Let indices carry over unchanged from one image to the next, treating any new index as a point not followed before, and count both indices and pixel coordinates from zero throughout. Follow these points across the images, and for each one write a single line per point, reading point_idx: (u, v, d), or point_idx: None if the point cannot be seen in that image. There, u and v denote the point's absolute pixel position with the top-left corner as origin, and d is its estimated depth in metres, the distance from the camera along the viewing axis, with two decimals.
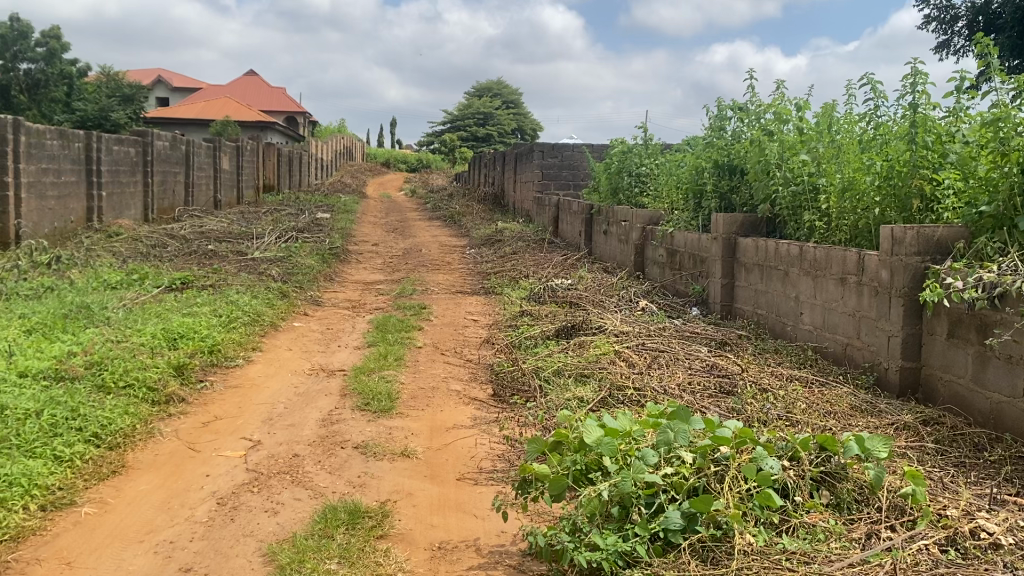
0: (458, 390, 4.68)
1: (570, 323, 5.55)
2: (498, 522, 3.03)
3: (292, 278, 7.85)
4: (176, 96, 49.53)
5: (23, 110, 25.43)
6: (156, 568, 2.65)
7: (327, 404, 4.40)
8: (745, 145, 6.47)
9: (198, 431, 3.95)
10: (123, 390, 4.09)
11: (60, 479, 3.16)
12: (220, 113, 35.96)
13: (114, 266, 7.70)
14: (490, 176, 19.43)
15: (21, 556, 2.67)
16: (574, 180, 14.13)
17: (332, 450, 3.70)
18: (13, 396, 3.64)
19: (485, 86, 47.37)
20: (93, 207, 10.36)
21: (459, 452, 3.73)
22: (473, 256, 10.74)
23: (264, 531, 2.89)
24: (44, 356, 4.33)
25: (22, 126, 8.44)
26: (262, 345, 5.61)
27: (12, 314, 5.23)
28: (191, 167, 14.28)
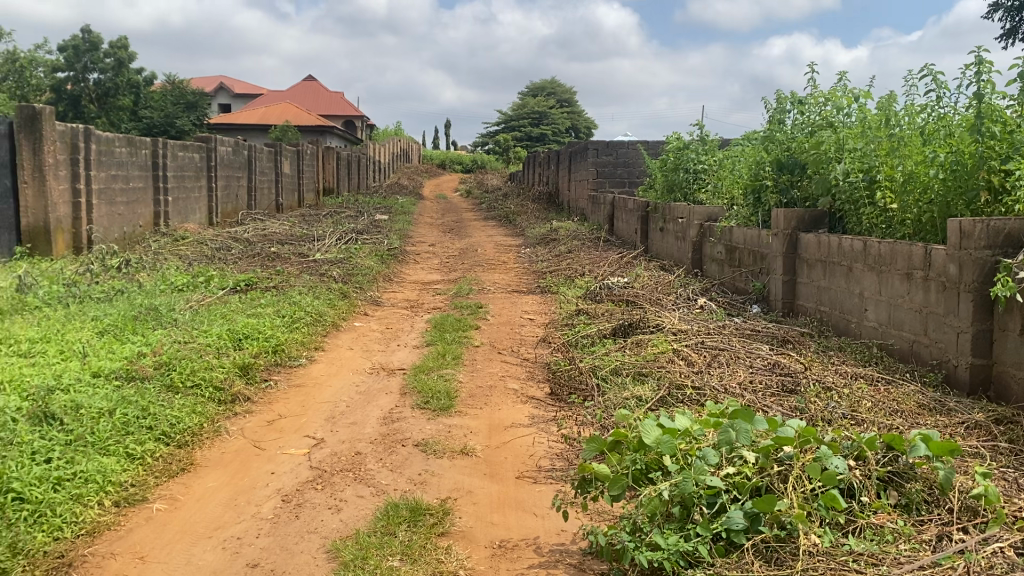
0: (516, 388, 4.69)
1: (628, 321, 5.51)
2: (558, 520, 3.03)
3: (352, 279, 7.96)
4: (237, 102, 50.62)
5: (93, 119, 26.34)
6: (224, 563, 2.71)
7: (387, 402, 4.46)
8: (804, 140, 6.35)
9: (263, 430, 4.03)
10: (190, 390, 4.20)
11: (132, 475, 3.26)
12: (280, 118, 36.67)
13: (180, 269, 7.91)
14: (545, 175, 19.40)
15: (97, 550, 2.76)
16: (629, 178, 14.03)
17: (392, 448, 3.75)
18: (88, 395, 3.76)
19: (539, 85, 47.34)
20: (159, 212, 10.66)
21: (518, 450, 3.74)
22: (528, 255, 10.74)
23: (328, 528, 2.94)
24: (115, 356, 4.47)
25: (92, 135, 8.72)
26: (324, 345, 5.71)
27: (85, 316, 5.41)
28: (253, 172, 14.58)
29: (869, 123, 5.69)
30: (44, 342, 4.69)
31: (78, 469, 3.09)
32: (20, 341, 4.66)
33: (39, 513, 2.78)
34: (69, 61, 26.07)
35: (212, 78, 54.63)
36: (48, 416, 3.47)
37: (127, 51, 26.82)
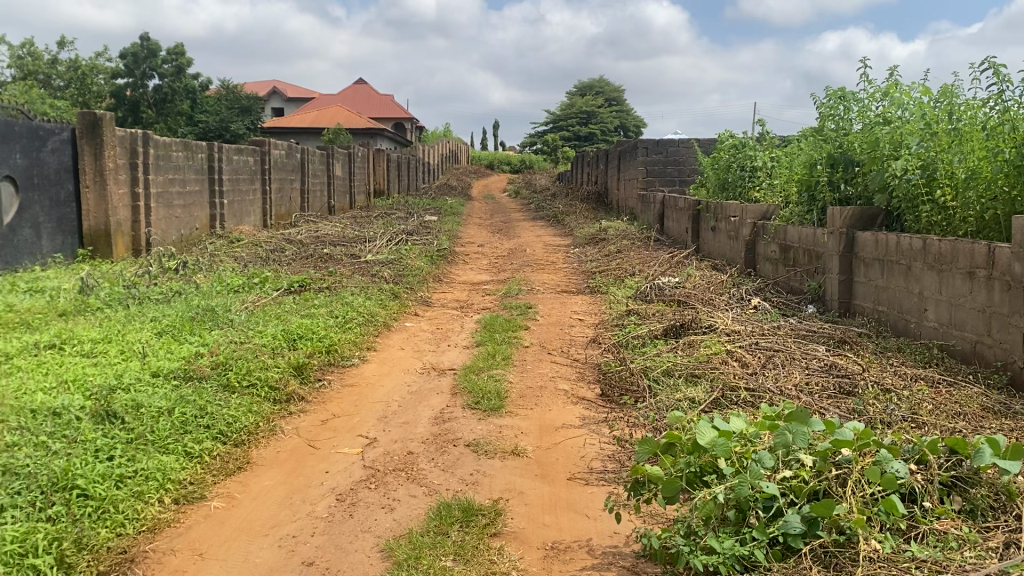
0: (566, 389, 4.68)
1: (679, 322, 5.46)
2: (610, 522, 3.01)
3: (403, 280, 8.02)
4: (289, 105, 51.37)
5: (151, 125, 26.97)
6: (280, 562, 2.75)
7: (438, 402, 4.48)
8: (859, 136, 6.23)
9: (317, 429, 4.08)
10: (246, 389, 4.26)
11: (191, 473, 3.32)
12: (332, 121, 37.12)
13: (236, 270, 8.06)
14: (594, 175, 19.33)
15: (158, 547, 2.82)
16: (679, 176, 13.91)
17: (444, 448, 3.76)
18: (148, 394, 3.85)
19: (587, 84, 47.19)
20: (215, 214, 10.87)
21: (569, 452, 3.72)
22: (577, 255, 10.70)
23: (381, 527, 2.97)
24: (174, 356, 4.57)
25: (151, 140, 8.93)
26: (376, 345, 5.76)
27: (145, 317, 5.54)
28: (306, 175, 14.80)
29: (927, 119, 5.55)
30: (106, 342, 4.82)
31: (139, 467, 3.16)
32: (83, 342, 4.79)
33: (103, 509, 2.84)
34: (129, 68, 26.70)
35: (265, 83, 55.54)
36: (110, 415, 3.56)
37: (184, 57, 27.37)
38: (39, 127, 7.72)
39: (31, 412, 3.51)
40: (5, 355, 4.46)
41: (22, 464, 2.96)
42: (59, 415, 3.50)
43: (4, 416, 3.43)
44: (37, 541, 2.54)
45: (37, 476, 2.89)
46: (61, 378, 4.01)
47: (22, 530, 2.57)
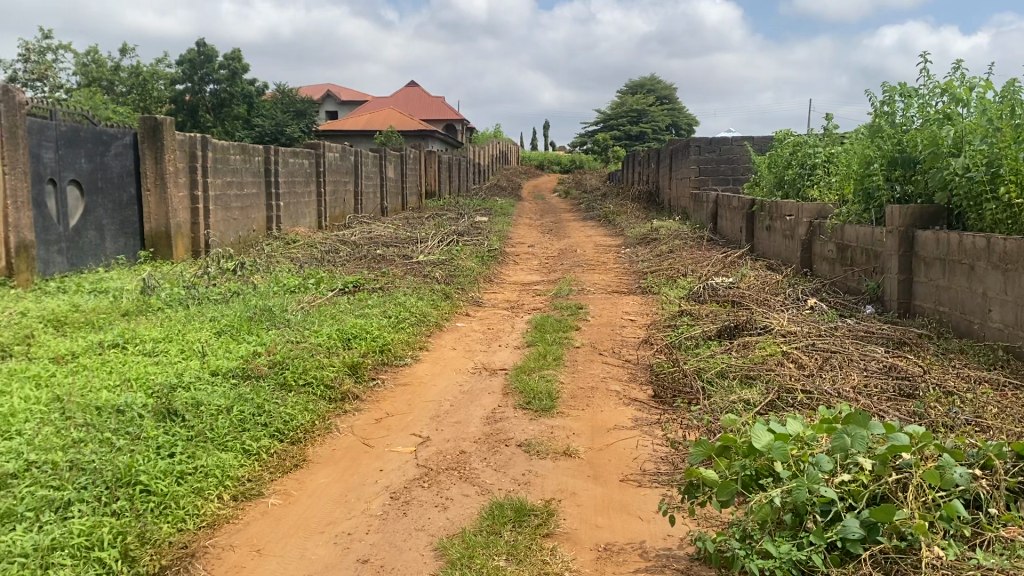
0: (618, 391, 4.65)
1: (734, 323, 5.39)
2: (664, 525, 2.99)
3: (455, 280, 8.07)
4: (343, 108, 52.04)
5: (209, 129, 27.52)
6: (335, 559, 2.78)
7: (490, 402, 4.49)
8: (918, 133, 6.09)
9: (372, 428, 4.13)
10: (302, 388, 4.33)
11: (249, 471, 3.38)
12: (384, 123, 37.48)
13: (292, 270, 8.19)
14: (645, 174, 19.20)
15: (218, 542, 2.88)
16: (733, 174, 13.74)
17: (496, 448, 3.77)
18: (207, 392, 3.94)
19: (638, 82, 46.89)
20: (272, 216, 11.07)
21: (621, 453, 3.70)
22: (629, 255, 10.65)
23: (435, 526, 2.99)
24: (233, 355, 4.66)
25: (209, 143, 9.12)
26: (428, 344, 5.81)
27: (205, 317, 5.67)
28: (359, 177, 14.98)
29: (989, 115, 5.39)
30: (167, 342, 4.94)
31: (199, 463, 3.23)
32: (146, 341, 4.92)
33: (164, 505, 2.91)
34: (187, 74, 27.23)
35: (319, 86, 56.28)
36: (171, 413, 3.65)
37: (240, 62, 27.83)
38: (102, 132, 7.92)
39: (97, 409, 3.62)
40: (72, 354, 4.61)
41: (88, 459, 3.05)
42: (123, 412, 3.60)
43: (71, 413, 3.54)
44: (102, 534, 2.61)
45: (103, 472, 2.98)
46: (124, 376, 4.13)
47: (88, 524, 2.65)
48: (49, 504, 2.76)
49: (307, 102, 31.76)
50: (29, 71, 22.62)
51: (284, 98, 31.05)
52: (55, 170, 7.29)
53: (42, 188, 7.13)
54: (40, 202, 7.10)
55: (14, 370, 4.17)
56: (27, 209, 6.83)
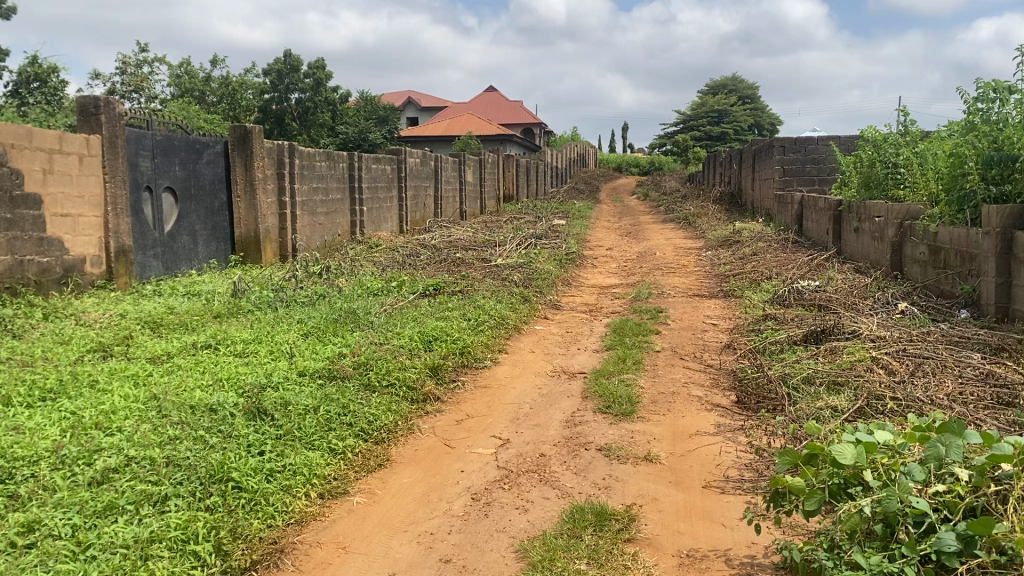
0: (700, 396, 4.59)
1: (820, 327, 5.26)
2: (748, 533, 2.94)
3: (533, 283, 8.09)
4: (423, 115, 52.78)
5: (295, 137, 28.27)
6: (419, 558, 2.83)
7: (570, 405, 4.49)
8: (1017, 131, 5.83)
9: (453, 429, 4.18)
10: (385, 388, 4.41)
11: (335, 469, 3.47)
12: (463, 129, 37.83)
13: (374, 274, 8.36)
14: (727, 175, 18.90)
15: (306, 539, 2.97)
16: (819, 175, 13.40)
17: (576, 451, 3.77)
18: (295, 392, 4.05)
19: (719, 82, 46.21)
20: (355, 221, 11.31)
21: (703, 459, 3.66)
22: (711, 257, 10.50)
23: (516, 528, 3.00)
24: (319, 356, 4.78)
25: (296, 151, 9.38)
26: (507, 347, 5.84)
27: (292, 319, 5.83)
28: (439, 182, 15.17)
29: None
30: (256, 343, 5.10)
31: (288, 461, 3.32)
32: (236, 342, 5.09)
33: (255, 501, 3.01)
34: (274, 84, 27.97)
35: (400, 93, 57.17)
36: (261, 412, 3.76)
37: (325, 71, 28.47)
38: (196, 141, 8.20)
39: (191, 408, 3.76)
40: (168, 354, 4.80)
41: (183, 456, 3.17)
42: (215, 411, 3.73)
43: (166, 412, 3.69)
44: (197, 528, 2.71)
45: (197, 468, 3.09)
46: (216, 376, 4.27)
47: (184, 518, 2.75)
48: (148, 498, 2.88)
49: (389, 109, 32.33)
50: (126, 83, 23.59)
51: (366, 105, 31.67)
52: (151, 178, 7.59)
53: (139, 195, 7.44)
54: (137, 209, 7.42)
55: (115, 369, 4.37)
56: (125, 216, 7.15)
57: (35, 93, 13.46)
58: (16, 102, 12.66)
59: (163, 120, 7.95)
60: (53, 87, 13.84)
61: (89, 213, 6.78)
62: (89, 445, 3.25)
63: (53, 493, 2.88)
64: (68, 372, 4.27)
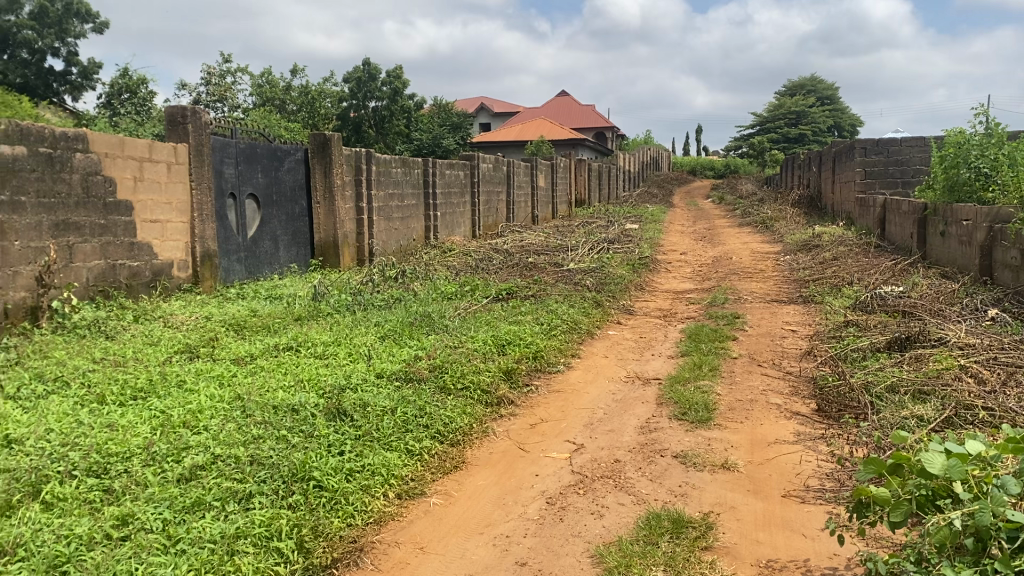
0: (778, 404, 4.50)
1: (904, 334, 5.10)
2: (830, 544, 2.87)
3: (606, 288, 8.06)
4: (496, 120, 53.13)
5: (371, 144, 28.77)
6: (495, 560, 2.85)
7: (644, 412, 4.46)
8: None
9: (527, 432, 4.20)
10: (460, 391, 4.46)
11: (413, 470, 3.52)
12: (536, 134, 37.91)
13: (449, 278, 8.45)
14: (806, 177, 18.50)
15: (385, 538, 3.03)
16: (902, 177, 13.01)
17: (652, 458, 3.74)
18: (373, 394, 4.13)
19: (797, 83, 45.22)
20: (430, 226, 11.46)
21: (783, 468, 3.59)
22: (789, 262, 10.28)
23: (591, 533, 3.00)
24: (395, 359, 4.86)
25: (372, 157, 9.55)
26: (580, 352, 5.83)
27: (369, 322, 5.94)
28: (512, 186, 15.25)
29: None
30: (335, 345, 5.21)
31: (366, 461, 3.39)
32: (316, 344, 5.22)
33: (336, 500, 3.07)
34: (353, 91, 28.51)
35: (474, 100, 57.73)
36: (341, 413, 3.84)
37: (402, 79, 28.90)
38: (277, 148, 8.41)
39: (274, 408, 3.87)
40: (251, 356, 4.94)
41: (266, 455, 3.27)
42: (297, 411, 3.83)
43: (250, 411, 3.81)
44: (280, 525, 2.79)
45: (280, 467, 3.17)
46: (297, 377, 4.39)
47: (268, 515, 2.83)
48: (233, 495, 2.98)
49: (463, 115, 32.66)
50: (211, 93, 24.34)
51: (441, 111, 32.06)
52: (235, 185, 7.82)
53: (224, 202, 7.68)
54: (222, 215, 7.65)
55: (201, 369, 4.52)
56: (211, 221, 7.39)
57: (126, 103, 14.01)
58: (109, 113, 13.21)
59: (247, 129, 8.19)
60: (143, 98, 14.44)
61: (177, 219, 7.04)
62: (178, 443, 3.37)
63: (145, 488, 3.00)
64: (157, 372, 4.44)
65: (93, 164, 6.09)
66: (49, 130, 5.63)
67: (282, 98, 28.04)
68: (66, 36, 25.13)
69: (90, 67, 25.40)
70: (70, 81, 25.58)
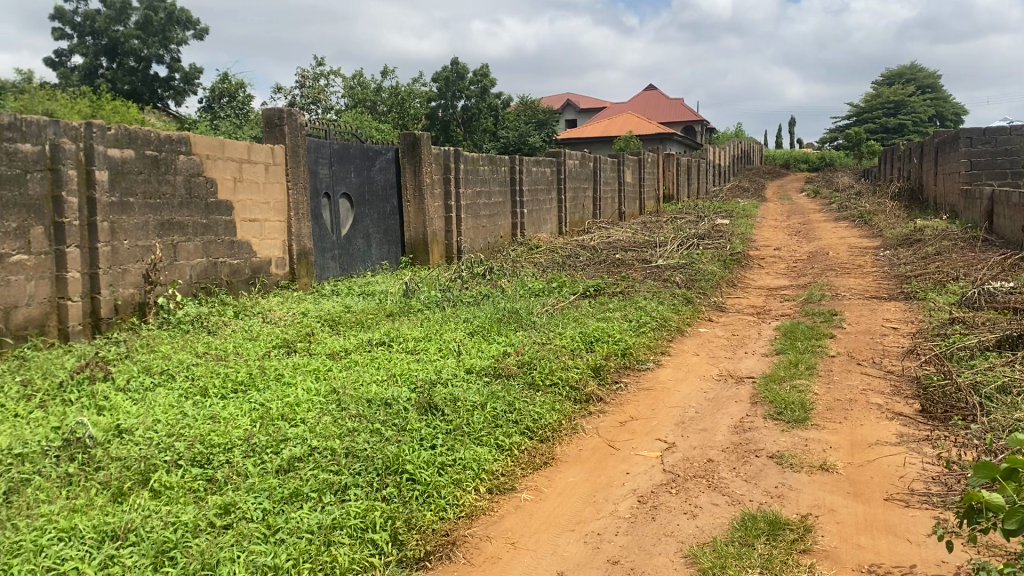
0: (879, 404, 4.34)
1: (1016, 332, 4.86)
2: (938, 550, 2.75)
3: (697, 284, 7.93)
4: (583, 116, 52.95)
5: (459, 142, 29.05)
6: (587, 557, 2.84)
7: (738, 411, 4.36)
8: None
9: (617, 430, 4.16)
10: (549, 388, 4.45)
11: (503, 465, 3.54)
12: (623, 129, 37.59)
13: (536, 275, 8.45)
14: (906, 169, 17.79)
15: (477, 533, 3.05)
16: (1012, 167, 12.37)
17: (746, 458, 3.66)
18: (463, 389, 4.16)
19: (896, 72, 43.53)
20: (516, 223, 11.50)
21: (885, 470, 3.45)
22: (888, 257, 9.91)
23: (684, 533, 2.95)
24: (484, 355, 4.89)
25: (460, 156, 9.64)
26: (670, 349, 5.76)
27: (458, 318, 6.00)
28: (598, 182, 15.16)
29: None
30: (426, 341, 5.28)
31: (457, 456, 3.42)
32: (408, 340, 5.30)
33: (428, 493, 3.11)
34: (441, 91, 28.87)
35: (561, 97, 57.74)
36: (433, 407, 3.89)
37: (490, 78, 29.09)
38: (370, 148, 8.56)
39: (367, 401, 3.95)
40: (345, 350, 5.06)
41: (361, 448, 3.33)
42: (390, 405, 3.90)
43: (345, 405, 3.89)
44: (375, 517, 2.85)
45: (374, 460, 3.24)
46: (389, 372, 4.46)
47: (363, 507, 2.89)
48: (330, 486, 3.05)
49: (550, 112, 32.66)
50: (305, 96, 24.96)
51: (527, 109, 32.10)
52: (329, 185, 8.00)
53: (319, 201, 7.88)
54: (316, 214, 7.85)
55: (298, 364, 4.65)
56: (306, 220, 7.59)
57: (226, 108, 14.51)
58: (210, 117, 13.71)
59: (340, 130, 8.35)
60: (241, 101, 14.93)
61: (274, 218, 7.26)
62: (277, 435, 3.47)
63: (246, 478, 3.11)
64: (257, 366, 4.58)
65: (195, 166, 6.33)
66: (155, 134, 5.87)
67: (373, 99, 28.44)
68: (169, 44, 26.21)
69: (192, 72, 26.39)
70: (173, 87, 26.60)
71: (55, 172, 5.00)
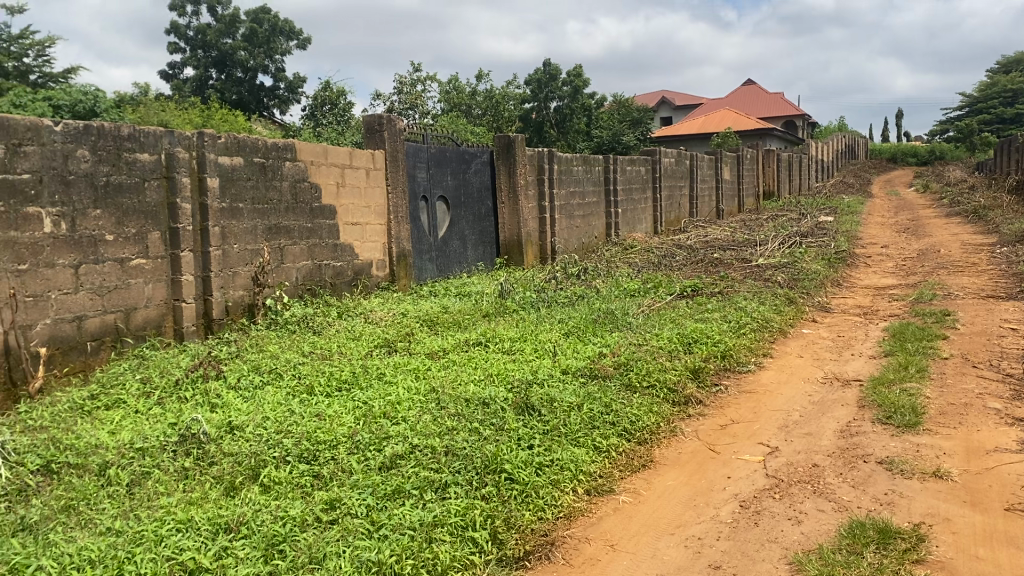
0: (998, 409, 4.13)
1: None
2: None
3: (799, 284, 7.71)
4: (678, 114, 52.26)
5: (554, 143, 29.12)
6: (688, 561, 2.80)
7: (844, 415, 4.22)
8: None
9: (717, 433, 4.09)
10: (647, 389, 4.41)
11: (601, 467, 3.53)
12: (720, 126, 36.90)
13: (631, 275, 8.39)
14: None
15: (575, 534, 3.05)
16: None
17: (854, 463, 3.54)
18: (560, 390, 4.17)
19: (1012, 59, 41.30)
20: (611, 223, 11.44)
21: (1004, 479, 3.29)
22: (1006, 255, 9.41)
23: (789, 539, 2.88)
24: (581, 355, 4.89)
25: (554, 156, 9.66)
26: (772, 351, 5.61)
27: (554, 319, 6.01)
28: (695, 181, 14.93)
29: None
30: (522, 341, 5.31)
31: (555, 456, 3.44)
32: (504, 340, 5.34)
33: (527, 493, 3.14)
34: (535, 93, 29.03)
35: (656, 95, 57.16)
36: (530, 406, 3.91)
37: (584, 78, 29.06)
38: (466, 151, 8.66)
39: (465, 401, 4.00)
40: (443, 350, 5.14)
41: (460, 446, 3.38)
42: (487, 405, 3.94)
43: (444, 404, 3.95)
44: (475, 515, 2.89)
45: (473, 459, 3.28)
46: (487, 372, 4.51)
47: (463, 505, 2.93)
48: (431, 484, 3.10)
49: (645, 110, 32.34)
50: (402, 101, 25.46)
51: (622, 108, 31.86)
52: (427, 188, 8.14)
53: (417, 204, 8.02)
54: (415, 216, 8.00)
55: (398, 363, 4.75)
56: (405, 223, 7.74)
57: (327, 115, 14.90)
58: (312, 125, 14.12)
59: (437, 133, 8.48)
60: (342, 108, 15.30)
61: (375, 221, 7.44)
62: (379, 432, 3.56)
63: (350, 474, 3.20)
64: (359, 366, 4.71)
65: (300, 172, 6.55)
66: (263, 142, 6.10)
67: (468, 103, 28.75)
68: (273, 54, 27.03)
69: (296, 81, 27.23)
70: (278, 95, 27.48)
71: (170, 179, 5.25)
